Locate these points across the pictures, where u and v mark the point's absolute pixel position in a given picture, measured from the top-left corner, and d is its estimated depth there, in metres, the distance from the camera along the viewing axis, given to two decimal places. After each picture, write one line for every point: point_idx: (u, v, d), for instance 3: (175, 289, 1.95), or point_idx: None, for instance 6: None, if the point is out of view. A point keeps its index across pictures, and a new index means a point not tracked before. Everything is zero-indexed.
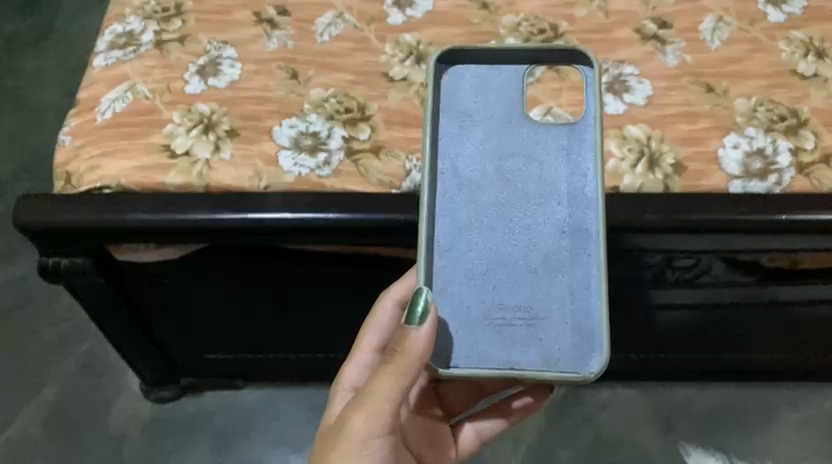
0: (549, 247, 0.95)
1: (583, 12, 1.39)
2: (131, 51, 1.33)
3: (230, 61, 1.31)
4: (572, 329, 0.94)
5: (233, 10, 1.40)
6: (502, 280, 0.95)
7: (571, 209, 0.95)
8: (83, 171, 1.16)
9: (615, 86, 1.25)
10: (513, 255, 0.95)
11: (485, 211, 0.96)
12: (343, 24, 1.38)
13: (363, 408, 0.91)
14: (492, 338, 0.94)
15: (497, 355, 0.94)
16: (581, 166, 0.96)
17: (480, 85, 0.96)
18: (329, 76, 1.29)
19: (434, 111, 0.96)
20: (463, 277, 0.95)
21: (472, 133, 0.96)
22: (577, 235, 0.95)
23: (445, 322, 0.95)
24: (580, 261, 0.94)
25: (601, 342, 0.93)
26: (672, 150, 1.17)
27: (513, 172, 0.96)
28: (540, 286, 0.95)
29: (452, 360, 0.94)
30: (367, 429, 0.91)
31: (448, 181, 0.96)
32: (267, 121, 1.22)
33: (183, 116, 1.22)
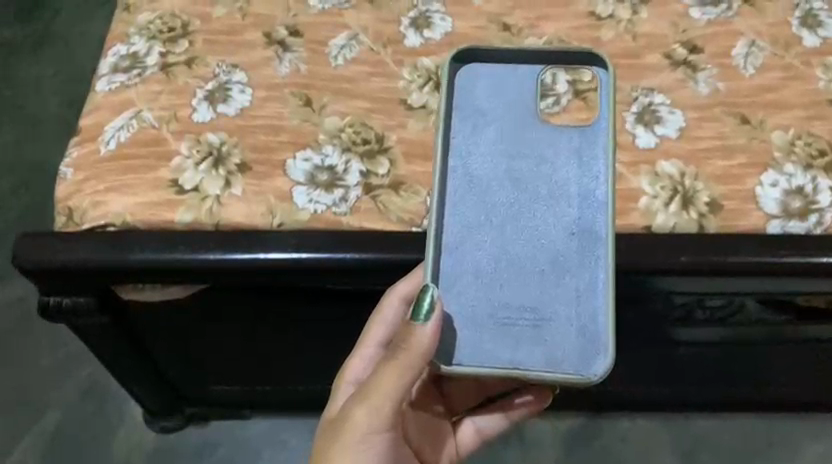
0: (557, 247, 0.90)
1: (609, 36, 1.33)
2: (135, 75, 1.27)
3: (241, 86, 1.25)
4: (577, 331, 0.89)
5: (243, 31, 1.34)
6: (510, 280, 0.90)
7: (581, 211, 0.90)
8: (87, 207, 1.10)
9: (645, 117, 1.19)
10: (521, 255, 0.90)
11: (494, 210, 0.91)
12: (358, 46, 1.32)
13: (365, 401, 0.88)
14: (498, 337, 0.89)
15: (501, 353, 0.89)
16: (592, 168, 0.91)
17: (495, 85, 0.92)
18: (345, 103, 1.23)
19: (448, 109, 0.91)
20: (471, 276, 0.90)
21: (483, 132, 0.91)
22: (586, 236, 0.90)
23: (451, 320, 0.90)
24: (588, 263, 0.89)
25: (606, 345, 0.88)
26: (707, 188, 1.12)
27: (524, 171, 0.91)
28: (547, 287, 0.90)
29: (456, 357, 0.89)
30: (367, 422, 0.88)
31: (458, 178, 0.91)
32: (280, 152, 1.15)
33: (191, 148, 1.16)
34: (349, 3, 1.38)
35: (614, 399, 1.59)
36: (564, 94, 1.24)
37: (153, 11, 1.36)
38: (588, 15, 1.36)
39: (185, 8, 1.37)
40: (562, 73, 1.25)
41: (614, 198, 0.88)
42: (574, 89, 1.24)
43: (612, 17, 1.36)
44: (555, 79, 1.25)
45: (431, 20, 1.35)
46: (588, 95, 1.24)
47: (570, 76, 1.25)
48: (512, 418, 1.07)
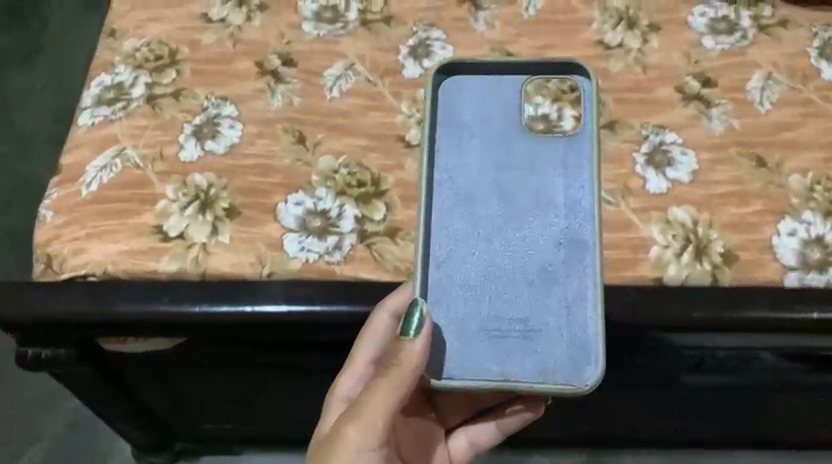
0: (546, 258, 0.85)
1: (618, 66, 1.27)
2: (120, 108, 1.20)
3: (231, 121, 1.19)
4: (568, 342, 0.84)
5: (234, 60, 1.28)
6: (499, 292, 0.85)
7: (568, 221, 0.86)
8: (67, 255, 1.04)
9: (656, 159, 1.13)
10: (509, 266, 0.85)
11: (481, 221, 0.86)
12: (355, 77, 1.26)
13: (356, 419, 0.83)
14: (488, 350, 0.85)
15: (491, 366, 0.85)
16: (579, 176, 0.87)
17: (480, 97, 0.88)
18: (340, 141, 1.17)
19: (432, 122, 0.88)
20: (461, 288, 0.85)
21: (469, 144, 0.87)
22: (575, 247, 0.85)
23: (441, 332, 0.85)
24: (577, 272, 0.85)
25: (597, 353, 0.83)
26: (722, 237, 1.06)
27: (511, 182, 0.87)
28: (536, 298, 0.85)
29: (446, 370, 0.85)
30: (359, 442, 0.83)
31: (443, 190, 0.87)
32: (271, 195, 1.09)
33: (177, 190, 1.10)
34: (346, 29, 1.33)
35: (619, 438, 1.54)
36: None
37: (141, 38, 1.31)
38: (596, 44, 1.30)
39: (174, 35, 1.31)
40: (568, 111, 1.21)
41: (600, 205, 0.84)
42: None
43: (621, 46, 1.30)
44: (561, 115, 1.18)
45: (432, 48, 1.30)
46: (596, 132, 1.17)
47: (577, 114, 1.20)
48: (504, 426, 1.00)
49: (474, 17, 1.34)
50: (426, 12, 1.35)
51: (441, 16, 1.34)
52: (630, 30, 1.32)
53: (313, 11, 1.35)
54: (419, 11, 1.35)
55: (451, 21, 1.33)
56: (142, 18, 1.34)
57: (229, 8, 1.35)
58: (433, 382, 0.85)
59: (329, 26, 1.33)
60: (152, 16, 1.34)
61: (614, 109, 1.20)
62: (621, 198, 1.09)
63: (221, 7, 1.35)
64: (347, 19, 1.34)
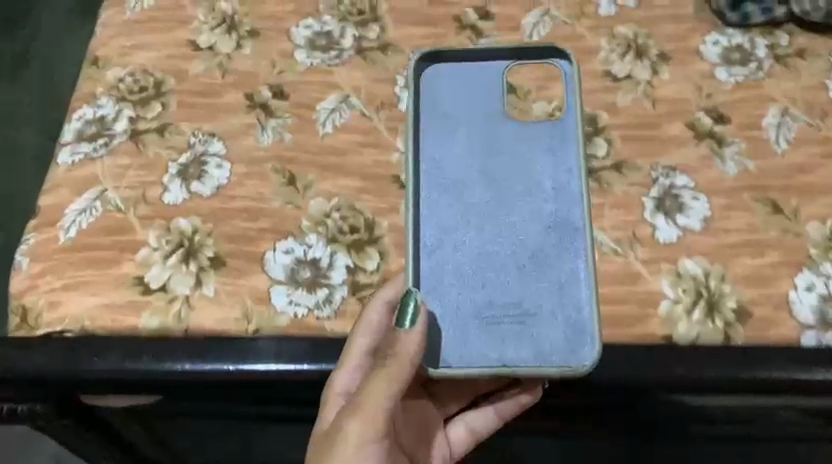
0: (536, 241, 0.84)
1: (626, 99, 1.20)
2: (101, 144, 1.15)
3: (218, 159, 1.13)
4: (563, 324, 0.82)
5: (222, 91, 1.22)
6: (491, 279, 0.84)
7: (556, 205, 0.85)
8: (42, 307, 0.99)
9: (666, 204, 1.07)
10: (500, 252, 0.84)
11: (470, 209, 0.86)
12: (349, 110, 1.20)
13: (358, 414, 0.78)
14: (484, 337, 0.82)
15: (488, 352, 0.82)
16: (565, 160, 0.86)
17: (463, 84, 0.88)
18: (332, 181, 1.11)
19: (416, 113, 0.87)
20: (453, 276, 0.84)
21: (455, 134, 0.87)
22: (564, 229, 0.84)
23: (435, 321, 0.83)
24: (569, 254, 0.83)
25: (593, 334, 0.81)
26: (735, 291, 1.00)
27: (498, 169, 0.86)
28: (528, 282, 0.83)
29: (443, 359, 0.82)
30: (361, 436, 0.78)
31: (431, 181, 0.86)
32: (258, 242, 1.04)
33: (160, 236, 1.04)
34: (340, 58, 1.27)
35: None
36: None
37: (125, 67, 1.25)
38: (603, 75, 1.24)
39: (159, 63, 1.25)
40: None
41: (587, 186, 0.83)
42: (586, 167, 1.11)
43: (629, 78, 1.23)
44: None
45: None
46: (602, 174, 1.10)
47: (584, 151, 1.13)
48: (503, 413, 0.96)
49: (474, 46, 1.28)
50: (425, 40, 1.29)
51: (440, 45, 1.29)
52: (639, 61, 1.25)
53: (306, 39, 1.29)
54: (417, 39, 1.30)
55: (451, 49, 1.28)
56: (126, 45, 1.27)
57: (219, 34, 1.29)
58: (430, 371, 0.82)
59: (323, 54, 1.27)
60: (137, 43, 1.28)
61: (621, 147, 1.14)
62: (629, 248, 1.03)
63: (211, 34, 1.29)
64: (341, 47, 1.28)
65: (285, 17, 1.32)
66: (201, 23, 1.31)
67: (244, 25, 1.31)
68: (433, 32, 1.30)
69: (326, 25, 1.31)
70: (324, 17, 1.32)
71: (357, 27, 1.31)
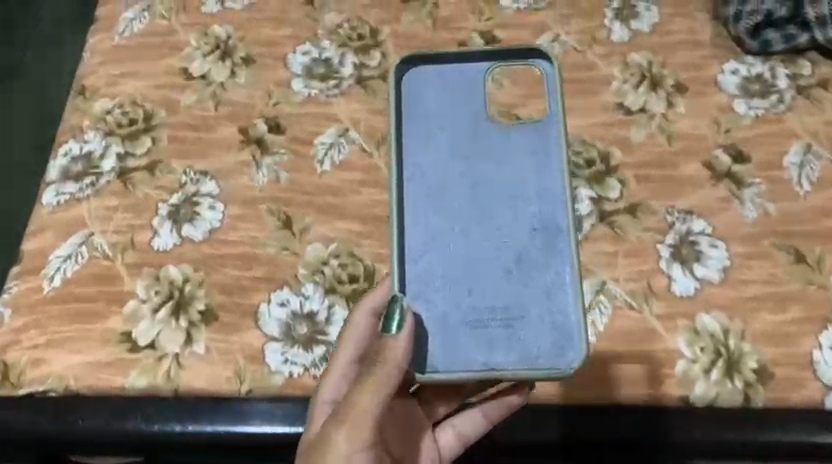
0: (521, 243, 0.81)
1: (640, 135, 1.14)
2: (88, 183, 1.09)
3: (210, 200, 1.08)
4: (551, 327, 0.78)
5: (215, 125, 1.16)
6: (477, 283, 0.80)
7: (541, 205, 0.82)
8: (24, 365, 0.94)
9: (682, 253, 1.01)
10: (484, 255, 0.81)
11: (454, 211, 0.82)
12: (348, 145, 1.15)
13: (346, 423, 0.73)
14: (471, 342, 0.79)
15: (475, 356, 0.78)
16: (549, 161, 0.84)
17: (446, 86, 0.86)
18: (330, 225, 1.05)
19: (398, 117, 0.85)
20: (439, 280, 0.80)
21: (437, 138, 0.85)
22: (549, 231, 0.81)
23: (422, 326, 0.79)
24: (554, 255, 0.80)
25: (581, 334, 0.77)
26: (756, 350, 0.94)
27: (482, 171, 0.84)
28: (515, 284, 0.80)
29: (431, 363, 0.78)
30: (348, 446, 0.72)
31: (414, 185, 0.83)
32: (252, 293, 0.98)
33: (148, 287, 0.99)
34: (339, 87, 1.21)
35: None
36: (588, 215, 1.05)
37: (113, 98, 1.19)
38: (616, 108, 1.17)
39: (149, 94, 1.19)
40: (584, 190, 1.09)
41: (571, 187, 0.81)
42: (597, 210, 1.06)
43: (643, 110, 1.17)
44: (576, 198, 1.07)
45: None
46: (614, 219, 1.05)
47: (595, 193, 1.08)
48: (491, 413, 0.86)
49: None
50: None
51: None
52: (653, 91, 1.19)
53: (304, 66, 1.24)
54: None
55: None
56: (115, 73, 1.22)
57: (212, 61, 1.23)
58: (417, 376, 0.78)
59: (321, 83, 1.22)
60: (126, 71, 1.22)
61: (635, 188, 1.08)
62: (643, 301, 0.97)
63: (204, 61, 1.23)
64: (341, 75, 1.23)
65: (282, 43, 1.26)
66: (194, 49, 1.25)
67: (239, 51, 1.25)
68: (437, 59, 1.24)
69: (325, 50, 1.26)
70: (323, 43, 1.27)
71: (357, 54, 1.25)
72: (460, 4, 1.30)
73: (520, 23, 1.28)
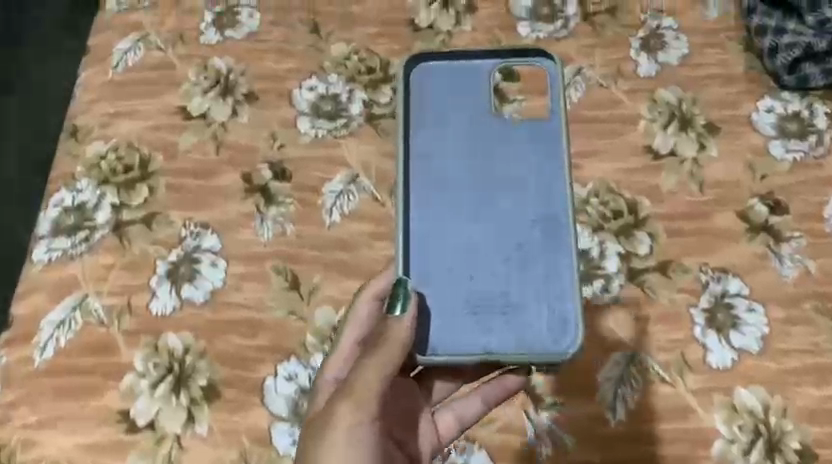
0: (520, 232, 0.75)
1: (670, 182, 1.07)
2: (82, 239, 1.02)
3: (212, 257, 1.01)
4: (549, 315, 0.73)
5: (216, 170, 1.08)
6: (477, 269, 0.74)
7: (542, 194, 0.77)
8: (15, 447, 0.88)
9: (717, 318, 0.95)
10: (484, 243, 0.75)
11: (455, 198, 0.76)
12: (359, 193, 1.07)
13: (352, 395, 0.66)
14: (468, 327, 0.73)
15: (473, 341, 0.72)
16: (553, 151, 0.78)
17: (443, 65, 0.80)
18: (340, 285, 0.98)
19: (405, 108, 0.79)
20: (439, 268, 0.74)
21: (441, 125, 0.79)
22: (549, 222, 0.76)
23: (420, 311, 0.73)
24: (555, 247, 0.75)
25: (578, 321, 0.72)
26: (799, 429, 0.88)
27: (484, 162, 0.78)
28: (514, 272, 0.74)
29: (429, 345, 0.73)
30: (356, 420, 0.65)
31: (416, 171, 0.77)
32: (257, 366, 0.92)
33: (147, 358, 0.93)
34: (348, 127, 1.14)
35: None
36: (617, 274, 0.98)
37: (107, 140, 1.11)
38: (645, 151, 1.10)
39: (145, 135, 1.11)
40: (612, 244, 1.01)
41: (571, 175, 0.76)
42: (627, 269, 0.99)
43: (673, 154, 1.09)
44: (603, 255, 1.00)
45: None
46: (645, 278, 0.98)
47: (624, 248, 1.01)
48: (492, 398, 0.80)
49: None
50: None
51: None
52: (683, 132, 1.12)
53: (310, 102, 1.16)
54: None
55: None
56: (109, 112, 1.14)
57: (212, 98, 1.16)
58: (418, 357, 0.72)
59: (329, 123, 1.14)
60: (121, 110, 1.14)
61: (666, 243, 1.01)
62: (678, 374, 0.91)
63: (203, 98, 1.16)
64: (349, 113, 1.15)
65: (286, 77, 1.19)
66: (193, 85, 1.17)
67: (241, 87, 1.17)
68: None
69: (332, 85, 1.18)
70: (330, 76, 1.19)
71: (366, 89, 1.18)
72: (475, 34, 1.22)
73: None
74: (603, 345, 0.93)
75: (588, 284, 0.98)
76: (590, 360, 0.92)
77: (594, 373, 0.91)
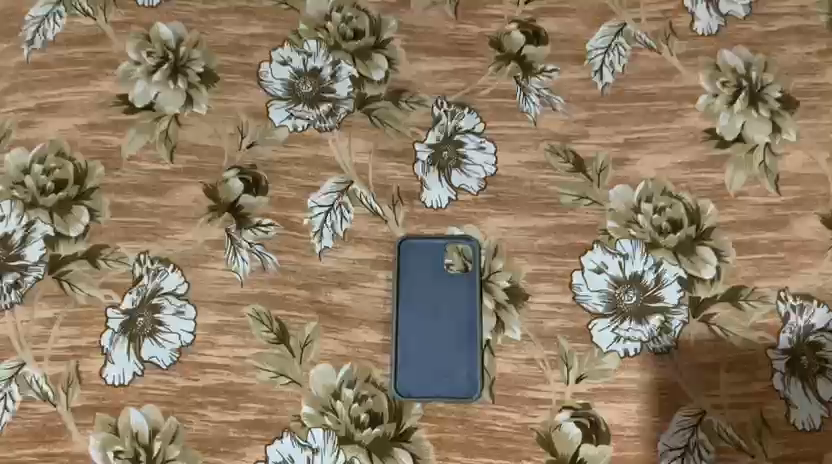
0: (456, 337, 0.80)
1: (740, 179, 0.86)
2: (10, 285, 0.82)
3: (176, 302, 0.81)
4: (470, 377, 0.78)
5: (171, 185, 0.86)
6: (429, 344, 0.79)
7: (487, 280, 0.82)
8: None
9: (801, 363, 0.78)
10: (439, 318, 0.80)
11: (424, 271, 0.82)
12: (354, 206, 0.85)
13: None
14: (414, 386, 0.78)
15: (418, 393, 0.78)
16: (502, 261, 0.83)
17: (428, 242, 0.83)
18: (338, 337, 0.80)
19: (394, 202, 0.85)
20: (404, 343, 0.79)
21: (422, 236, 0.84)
22: (481, 330, 0.80)
23: (387, 368, 0.79)
24: (483, 344, 0.79)
25: (487, 383, 0.78)
26: None
27: (450, 255, 0.83)
28: (453, 349, 0.79)
29: (389, 391, 0.78)
30: None
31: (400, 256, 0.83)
32: (243, 449, 0.76)
33: (106, 444, 0.76)
34: (335, 115, 0.89)
35: None
36: (677, 307, 0.80)
37: (30, 147, 0.88)
38: (707, 138, 0.88)
39: (78, 139, 0.88)
40: (672, 267, 0.82)
41: (507, 321, 0.80)
42: (689, 299, 0.81)
43: (743, 141, 0.88)
44: (660, 280, 0.82)
45: (462, 151, 0.88)
46: (711, 314, 0.80)
47: (685, 271, 0.82)
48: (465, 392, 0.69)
49: (522, 91, 0.90)
50: (453, 80, 0.91)
51: (474, 88, 0.90)
52: (754, 109, 0.89)
53: (285, 82, 0.91)
54: (442, 78, 0.91)
55: (493, 98, 0.90)
56: (28, 107, 0.89)
57: (160, 81, 0.90)
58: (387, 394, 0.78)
59: (311, 109, 0.90)
60: (44, 104, 0.89)
61: (735, 263, 0.82)
62: (755, 438, 0.76)
63: (149, 82, 0.90)
64: (335, 95, 0.90)
65: (251, 47, 0.92)
66: (133, 65, 0.91)
67: (195, 63, 0.91)
68: (464, 66, 0.91)
69: (311, 56, 0.92)
70: (308, 44, 0.92)
71: (354, 60, 0.92)
72: None
73: (573, 7, 0.94)
74: (663, 404, 0.77)
75: (642, 324, 0.80)
76: (646, 425, 0.76)
77: (654, 440, 0.76)
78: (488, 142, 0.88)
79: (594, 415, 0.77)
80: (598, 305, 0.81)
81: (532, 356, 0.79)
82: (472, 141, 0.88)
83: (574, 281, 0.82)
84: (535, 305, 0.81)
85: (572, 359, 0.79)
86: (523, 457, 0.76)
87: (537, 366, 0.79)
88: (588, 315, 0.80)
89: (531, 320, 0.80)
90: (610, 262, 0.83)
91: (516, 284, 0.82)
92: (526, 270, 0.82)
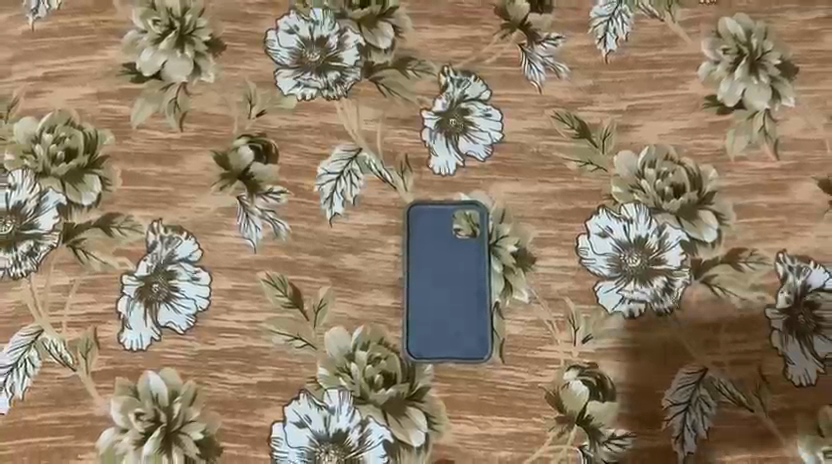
0: (465, 300, 0.82)
1: (740, 144, 0.88)
2: (25, 254, 0.83)
3: (190, 269, 0.82)
4: (479, 340, 0.80)
5: (181, 153, 0.87)
6: (440, 307, 0.82)
7: (495, 245, 0.84)
8: None
9: (798, 322, 0.81)
10: (450, 282, 0.82)
11: (435, 237, 0.84)
12: (363, 174, 0.86)
13: None
14: (426, 348, 0.80)
15: (431, 354, 0.80)
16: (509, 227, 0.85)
17: (438, 210, 0.85)
18: (351, 301, 0.82)
19: (403, 169, 0.87)
20: (417, 307, 0.82)
21: (432, 203, 0.85)
22: (490, 294, 0.82)
23: (401, 331, 0.81)
24: (491, 307, 0.82)
25: (496, 344, 0.81)
26: None
27: (458, 222, 0.85)
28: (463, 312, 0.82)
29: (403, 352, 0.80)
30: None
31: (411, 222, 0.85)
32: (261, 410, 0.78)
33: (126, 408, 0.78)
34: (342, 83, 0.90)
35: None
36: (680, 269, 0.83)
37: (39, 116, 0.88)
38: (709, 105, 0.89)
39: (87, 108, 0.88)
40: (675, 230, 0.84)
41: (515, 284, 0.83)
42: (691, 262, 0.83)
43: (743, 108, 0.89)
44: (663, 244, 0.84)
45: (469, 118, 0.89)
46: (712, 275, 0.83)
47: (687, 234, 0.84)
48: None
49: (527, 58, 0.91)
50: (459, 48, 0.92)
51: (480, 56, 0.91)
52: (754, 76, 0.91)
53: (291, 50, 0.91)
54: (448, 47, 0.92)
55: (499, 65, 0.91)
56: (36, 77, 0.89)
57: (167, 50, 0.90)
58: (401, 355, 0.80)
59: (318, 77, 0.90)
60: (51, 73, 0.89)
61: (736, 226, 0.85)
62: (754, 394, 0.79)
63: (155, 50, 0.90)
64: (342, 63, 0.91)
65: (257, 15, 0.92)
66: (139, 33, 0.91)
67: (201, 31, 0.91)
68: (470, 34, 0.92)
69: (317, 25, 0.92)
70: (314, 12, 0.92)
71: (361, 28, 0.92)
72: None
73: None
74: (665, 362, 0.80)
75: (646, 285, 0.82)
76: (650, 382, 0.79)
77: (658, 397, 0.79)
78: (493, 109, 0.89)
79: (599, 373, 0.80)
80: (603, 268, 0.83)
81: (539, 318, 0.81)
82: (478, 108, 0.89)
83: (580, 244, 0.84)
84: (542, 268, 0.83)
85: (579, 320, 0.81)
86: (533, 415, 0.79)
87: (545, 327, 0.81)
88: (593, 278, 0.83)
89: (538, 283, 0.83)
90: (615, 226, 0.85)
91: (523, 249, 0.84)
92: (533, 235, 0.84)
